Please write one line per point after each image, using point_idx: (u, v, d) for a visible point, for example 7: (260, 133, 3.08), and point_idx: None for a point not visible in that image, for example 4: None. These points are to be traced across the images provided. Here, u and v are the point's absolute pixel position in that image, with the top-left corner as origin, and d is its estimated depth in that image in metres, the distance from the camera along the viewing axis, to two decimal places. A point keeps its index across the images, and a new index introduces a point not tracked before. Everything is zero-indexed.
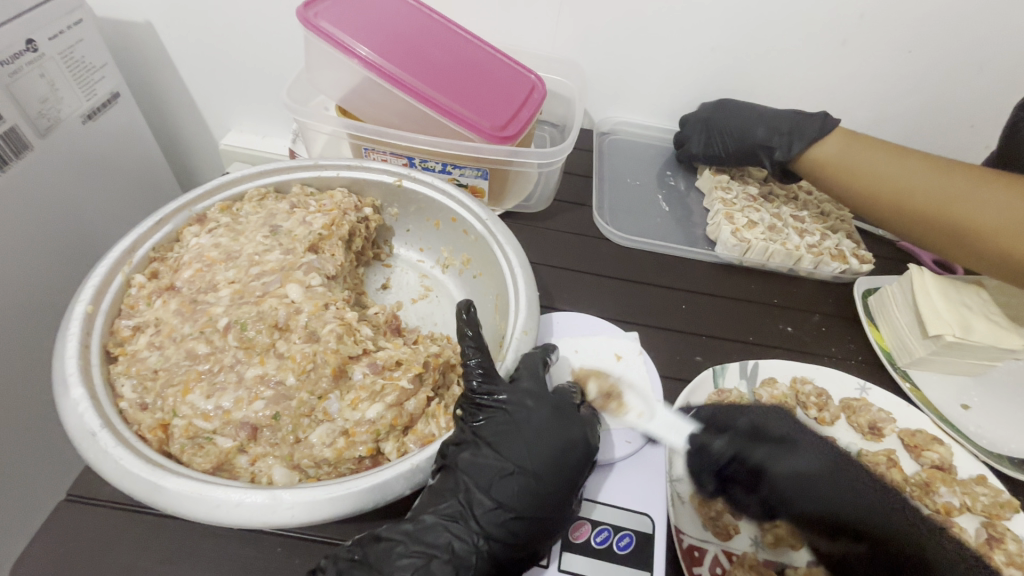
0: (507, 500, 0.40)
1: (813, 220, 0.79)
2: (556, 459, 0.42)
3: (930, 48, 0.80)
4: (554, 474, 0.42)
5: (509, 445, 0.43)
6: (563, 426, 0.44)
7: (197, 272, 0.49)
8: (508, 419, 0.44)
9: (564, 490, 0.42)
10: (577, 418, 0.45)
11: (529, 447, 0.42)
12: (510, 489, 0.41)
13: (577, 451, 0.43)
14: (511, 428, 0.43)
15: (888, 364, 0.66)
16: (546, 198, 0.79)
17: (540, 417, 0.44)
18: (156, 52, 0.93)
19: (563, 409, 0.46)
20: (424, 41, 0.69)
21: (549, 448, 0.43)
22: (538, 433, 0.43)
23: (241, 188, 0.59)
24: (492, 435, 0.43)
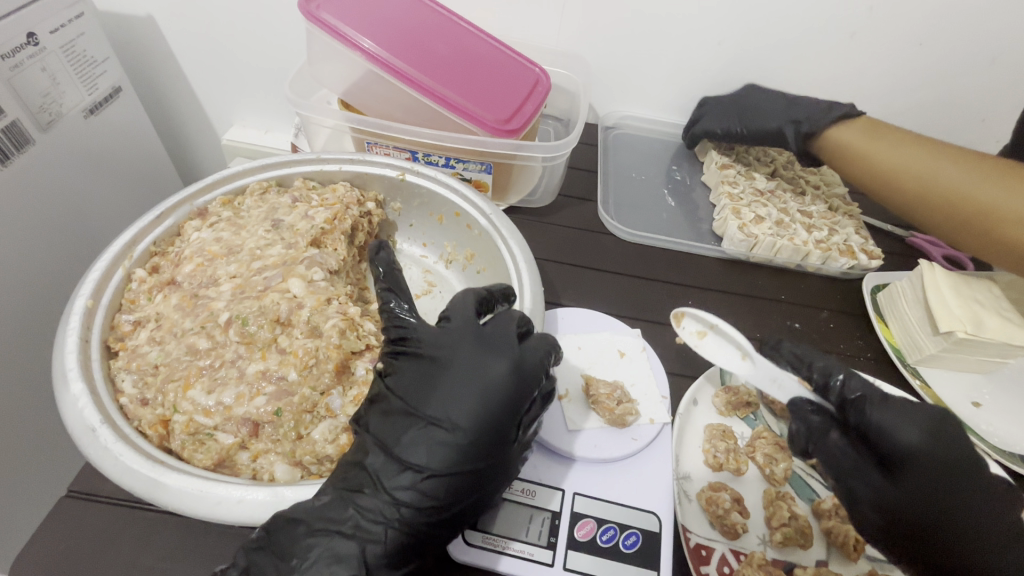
0: (413, 459, 0.37)
1: (821, 215, 0.78)
2: (469, 406, 0.38)
3: (942, 41, 0.79)
4: (465, 420, 0.38)
5: (420, 398, 0.39)
6: (482, 362, 0.40)
7: (198, 267, 0.49)
8: (426, 368, 0.41)
9: (478, 439, 0.38)
10: (505, 352, 0.41)
11: (438, 398, 0.39)
12: (419, 446, 0.37)
13: (497, 393, 0.39)
14: (423, 380, 0.40)
15: (898, 361, 0.65)
16: (550, 193, 0.78)
17: (456, 364, 0.41)
18: (157, 46, 0.93)
19: (486, 347, 0.42)
20: (428, 34, 0.68)
21: (462, 392, 0.39)
22: (449, 381, 0.40)
23: (242, 182, 0.58)
24: (405, 389, 0.40)
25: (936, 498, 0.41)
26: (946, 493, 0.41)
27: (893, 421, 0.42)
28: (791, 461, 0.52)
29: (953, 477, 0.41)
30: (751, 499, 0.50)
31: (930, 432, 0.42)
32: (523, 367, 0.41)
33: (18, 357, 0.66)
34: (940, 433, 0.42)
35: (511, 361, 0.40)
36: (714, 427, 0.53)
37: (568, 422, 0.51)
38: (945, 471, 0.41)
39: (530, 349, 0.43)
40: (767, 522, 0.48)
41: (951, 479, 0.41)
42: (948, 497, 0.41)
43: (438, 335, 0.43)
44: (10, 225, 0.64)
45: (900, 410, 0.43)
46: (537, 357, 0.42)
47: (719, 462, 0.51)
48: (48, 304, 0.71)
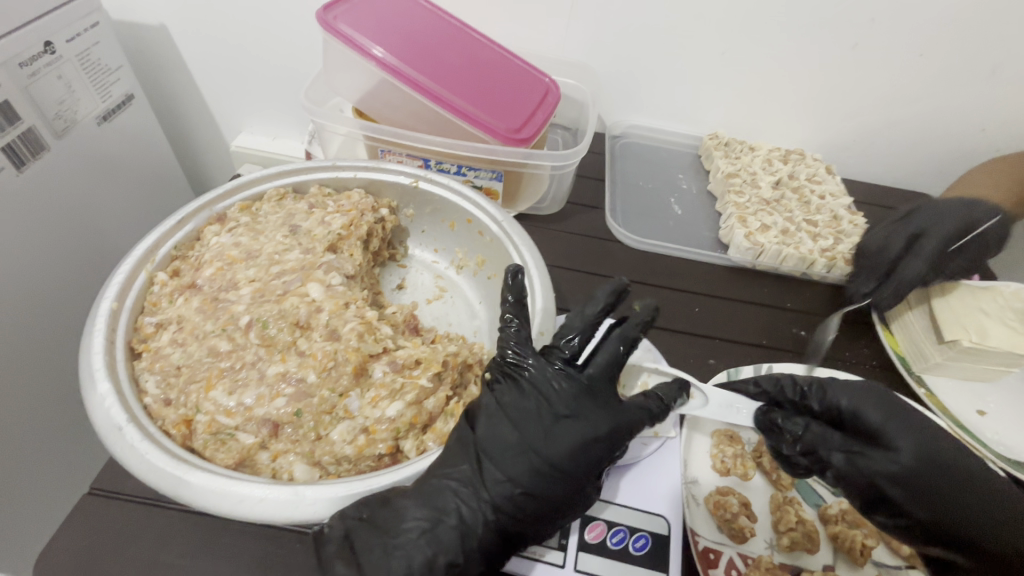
0: (516, 474, 0.40)
1: (825, 224, 0.80)
2: (574, 443, 0.41)
3: (941, 53, 0.80)
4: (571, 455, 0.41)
5: (531, 423, 0.42)
6: (588, 407, 0.43)
7: (218, 271, 0.50)
8: (531, 396, 0.43)
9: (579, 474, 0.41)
10: (610, 396, 0.44)
11: (548, 429, 0.42)
12: (521, 465, 0.41)
13: (600, 434, 0.42)
14: (535, 406, 0.43)
15: (903, 369, 0.65)
16: (559, 200, 0.79)
17: (566, 398, 0.43)
18: (170, 54, 0.94)
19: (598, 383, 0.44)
20: (441, 44, 0.70)
21: (574, 435, 0.42)
22: (560, 416, 0.42)
23: (260, 188, 0.60)
24: (514, 410, 0.43)
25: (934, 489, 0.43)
26: (935, 484, 0.43)
27: (858, 414, 0.47)
28: None
29: (942, 462, 0.44)
30: (758, 503, 0.51)
31: (909, 426, 0.45)
32: (626, 413, 0.44)
33: (35, 362, 0.68)
34: (908, 424, 0.45)
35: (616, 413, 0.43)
36: (722, 432, 0.54)
37: None
38: (925, 463, 0.44)
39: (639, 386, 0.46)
40: (774, 527, 0.49)
41: (941, 470, 0.44)
42: (934, 484, 0.43)
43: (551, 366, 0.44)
44: (29, 230, 0.66)
45: (888, 413, 0.46)
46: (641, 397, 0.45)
47: (726, 467, 0.52)
48: (64, 309, 0.73)
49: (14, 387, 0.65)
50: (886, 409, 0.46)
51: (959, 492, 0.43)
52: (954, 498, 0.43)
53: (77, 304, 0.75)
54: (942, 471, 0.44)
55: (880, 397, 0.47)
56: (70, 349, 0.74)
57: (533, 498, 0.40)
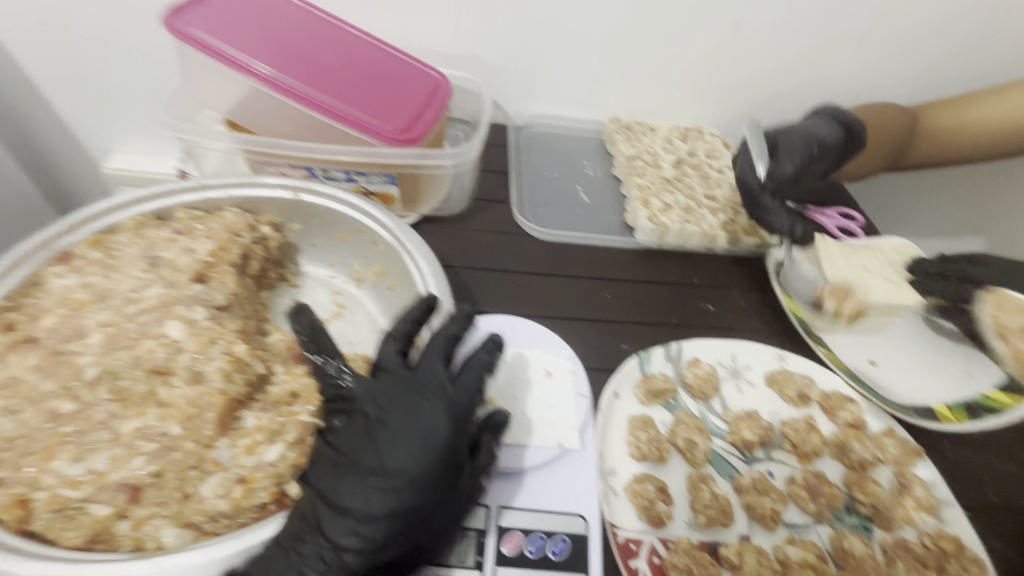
0: (354, 506, 0.37)
1: (724, 197, 0.82)
2: (415, 455, 0.38)
3: (813, 26, 0.85)
4: (426, 469, 0.38)
5: (363, 448, 0.39)
6: (418, 413, 0.40)
7: (62, 319, 0.44)
8: (366, 423, 0.40)
9: (439, 481, 0.38)
10: (437, 396, 0.41)
11: (381, 445, 0.39)
12: (360, 494, 0.37)
13: (440, 428, 0.40)
14: (367, 430, 0.40)
15: (803, 331, 0.67)
16: (464, 197, 0.76)
17: (395, 408, 0.40)
18: (10, 71, 0.83)
19: (433, 389, 0.42)
20: (314, 44, 0.65)
21: (420, 451, 0.39)
22: (392, 426, 0.39)
23: (113, 219, 0.53)
24: (345, 443, 0.39)
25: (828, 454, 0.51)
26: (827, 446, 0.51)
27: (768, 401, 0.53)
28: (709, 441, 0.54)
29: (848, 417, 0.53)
30: (675, 484, 0.51)
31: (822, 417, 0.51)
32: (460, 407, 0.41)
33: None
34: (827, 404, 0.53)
35: (446, 411, 0.40)
36: (636, 418, 0.54)
37: None
38: None
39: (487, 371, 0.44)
40: (691, 506, 0.49)
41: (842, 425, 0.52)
42: None
43: (373, 383, 0.42)
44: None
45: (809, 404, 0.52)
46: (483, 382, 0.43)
47: (642, 453, 0.52)
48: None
49: None
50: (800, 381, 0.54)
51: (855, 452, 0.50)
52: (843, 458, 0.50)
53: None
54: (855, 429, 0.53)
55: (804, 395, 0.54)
56: None
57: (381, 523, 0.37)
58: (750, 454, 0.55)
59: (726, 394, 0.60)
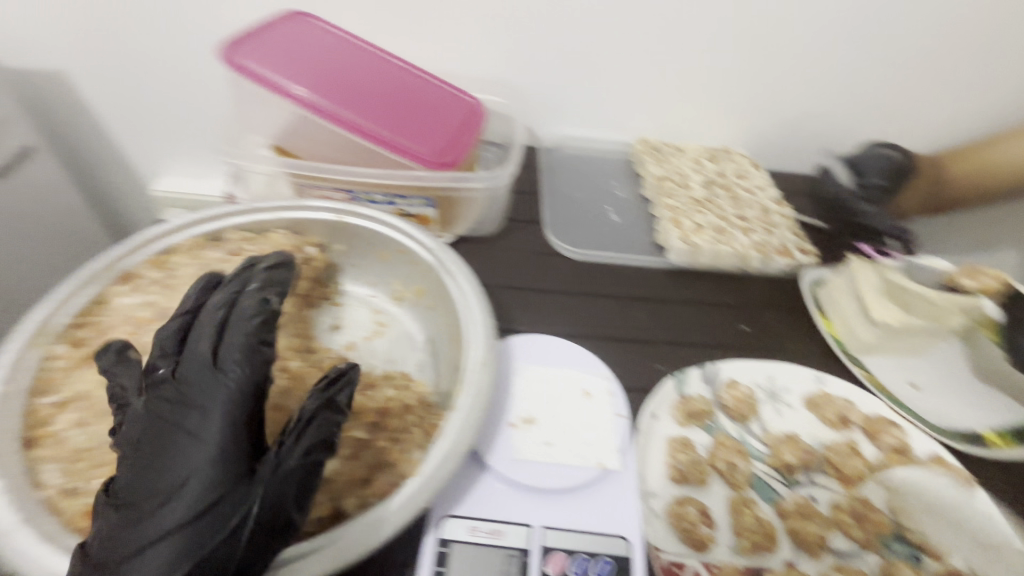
0: (194, 514, 0.35)
1: (757, 218, 0.83)
2: (192, 458, 0.37)
3: (842, 48, 0.85)
4: (211, 466, 0.37)
5: (140, 471, 0.37)
6: (179, 419, 0.38)
7: (129, 335, 0.47)
8: (141, 447, 0.38)
9: (224, 478, 0.37)
10: (183, 398, 0.39)
11: (149, 464, 0.37)
12: (188, 501, 0.36)
13: (214, 425, 0.38)
14: (143, 452, 0.38)
15: (840, 352, 0.68)
16: (495, 220, 0.78)
17: (166, 420, 0.39)
18: (73, 101, 0.90)
19: (196, 389, 0.39)
20: (357, 73, 0.68)
21: (190, 457, 0.37)
22: (159, 443, 0.38)
23: (170, 240, 0.55)
24: (126, 468, 0.37)
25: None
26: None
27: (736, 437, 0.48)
28: (749, 463, 0.54)
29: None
30: (717, 508, 0.51)
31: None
32: (218, 396, 0.39)
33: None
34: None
35: (202, 408, 0.38)
36: (675, 440, 0.54)
37: (521, 454, 0.49)
38: None
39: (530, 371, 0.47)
40: (734, 530, 0.49)
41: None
42: None
43: (142, 403, 0.40)
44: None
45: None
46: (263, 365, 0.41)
47: (682, 474, 0.51)
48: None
49: None
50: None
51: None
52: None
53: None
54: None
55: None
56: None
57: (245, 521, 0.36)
58: (792, 478, 0.54)
59: (765, 416, 0.59)
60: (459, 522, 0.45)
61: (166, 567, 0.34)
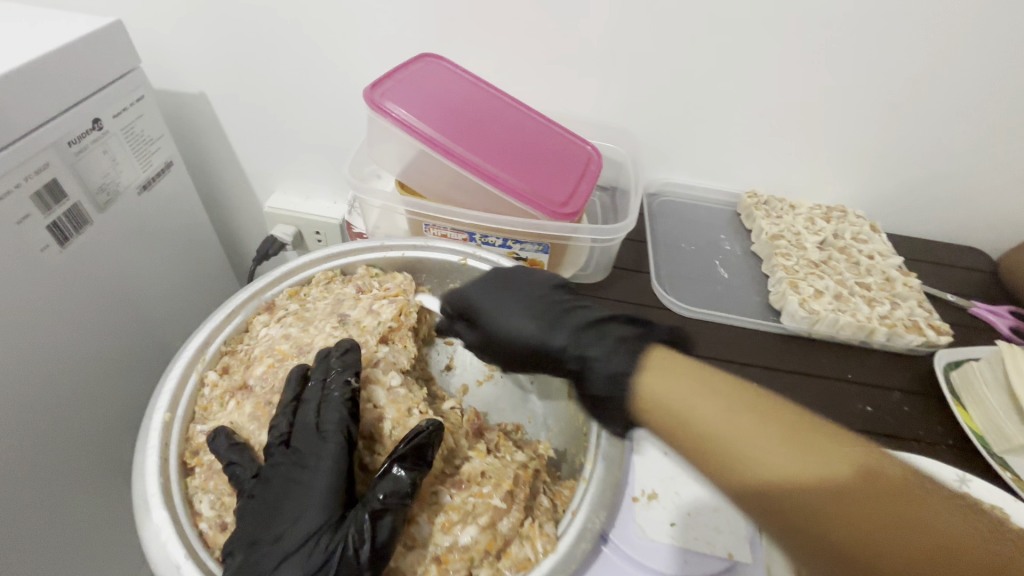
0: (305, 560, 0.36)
1: (879, 287, 0.78)
2: (306, 505, 0.39)
3: (986, 112, 0.80)
4: (321, 511, 0.38)
5: (262, 516, 0.39)
6: (299, 467, 0.41)
7: (269, 368, 0.48)
8: (262, 495, 0.40)
9: (329, 524, 0.38)
10: (303, 444, 0.42)
11: (269, 509, 0.39)
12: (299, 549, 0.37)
13: (325, 472, 0.40)
14: (262, 498, 0.39)
15: (984, 451, 0.61)
16: (602, 268, 0.77)
17: (284, 468, 0.41)
18: (207, 121, 0.97)
19: (307, 447, 0.41)
20: (484, 117, 0.69)
21: (307, 504, 0.39)
22: (278, 488, 0.40)
23: (307, 273, 0.58)
24: (249, 514, 0.39)
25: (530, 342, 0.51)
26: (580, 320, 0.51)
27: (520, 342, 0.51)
28: None
29: (528, 277, 0.55)
30: None
31: (517, 294, 0.54)
32: (328, 445, 0.41)
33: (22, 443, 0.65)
34: (493, 291, 0.55)
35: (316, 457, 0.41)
36: None
37: (641, 529, 0.47)
38: None
39: (500, 310, 0.53)
40: None
41: (516, 296, 0.54)
42: None
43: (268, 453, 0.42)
44: (31, 294, 0.65)
45: (492, 297, 0.54)
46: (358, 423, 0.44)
47: None
48: (69, 383, 0.72)
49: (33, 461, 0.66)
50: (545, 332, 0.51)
51: (562, 322, 0.51)
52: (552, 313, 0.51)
53: (83, 373, 0.74)
54: (542, 292, 0.54)
55: (485, 283, 0.55)
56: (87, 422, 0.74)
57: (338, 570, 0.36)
58: None
59: None
60: None
61: None
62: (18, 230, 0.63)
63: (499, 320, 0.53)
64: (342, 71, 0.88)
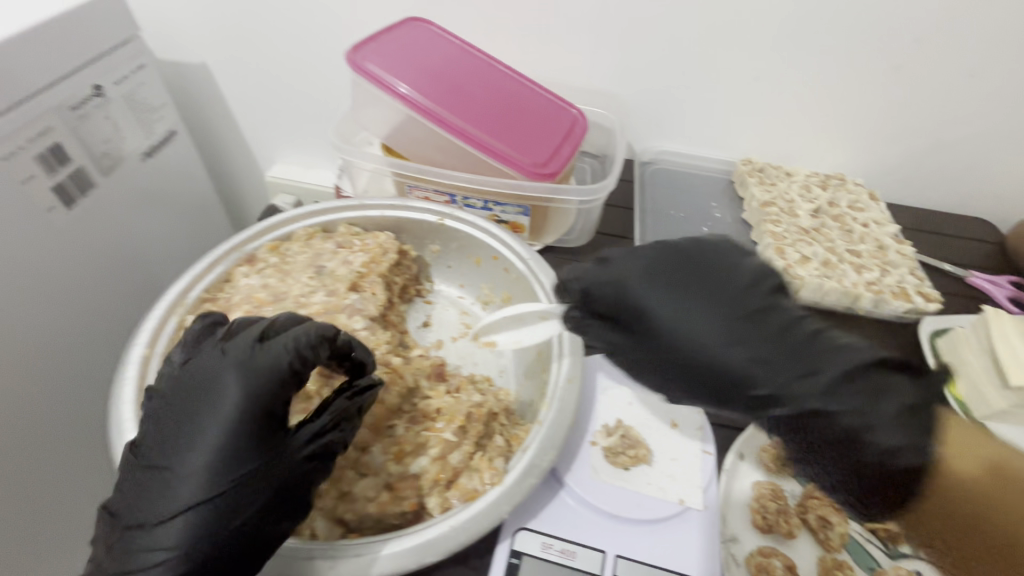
0: (168, 507, 0.37)
1: (870, 254, 0.76)
2: (196, 446, 0.38)
3: (994, 73, 0.76)
4: (203, 454, 0.38)
5: (164, 435, 0.39)
6: (213, 389, 0.39)
7: (246, 314, 0.51)
8: (183, 406, 0.40)
9: (214, 475, 0.37)
10: (218, 379, 0.40)
11: (167, 437, 0.39)
12: (155, 484, 0.38)
13: (220, 410, 0.38)
14: (175, 421, 0.39)
15: (963, 416, 0.61)
16: (588, 231, 0.77)
17: (192, 379, 0.41)
18: (210, 91, 1.00)
19: (207, 378, 0.40)
20: (468, 80, 0.70)
21: (191, 440, 0.38)
22: (184, 406, 0.39)
23: (290, 228, 0.60)
24: (156, 431, 0.40)
25: (719, 362, 0.43)
26: (747, 316, 0.43)
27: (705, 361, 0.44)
28: (847, 524, 0.49)
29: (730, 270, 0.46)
30: (804, 567, 0.47)
31: (693, 284, 0.46)
32: (255, 365, 0.39)
33: (27, 391, 0.70)
34: (666, 291, 0.46)
35: (231, 372, 0.39)
36: (763, 486, 0.50)
37: (595, 471, 0.49)
38: None
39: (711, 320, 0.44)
40: None
41: (710, 293, 0.45)
42: None
43: (215, 357, 0.41)
44: (38, 250, 0.70)
45: (670, 298, 0.45)
46: (241, 389, 0.39)
47: (768, 524, 0.48)
48: (71, 338, 0.76)
49: (39, 405, 0.72)
50: (708, 346, 0.43)
51: (768, 344, 0.43)
52: (726, 309, 0.44)
53: (87, 330, 0.79)
54: (730, 291, 0.45)
55: (651, 273, 0.47)
56: (88, 373, 0.79)
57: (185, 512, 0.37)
58: (894, 548, 0.50)
59: None
60: (531, 536, 0.45)
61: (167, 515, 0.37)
62: (24, 189, 0.67)
63: (681, 332, 0.44)
64: (335, 39, 0.89)
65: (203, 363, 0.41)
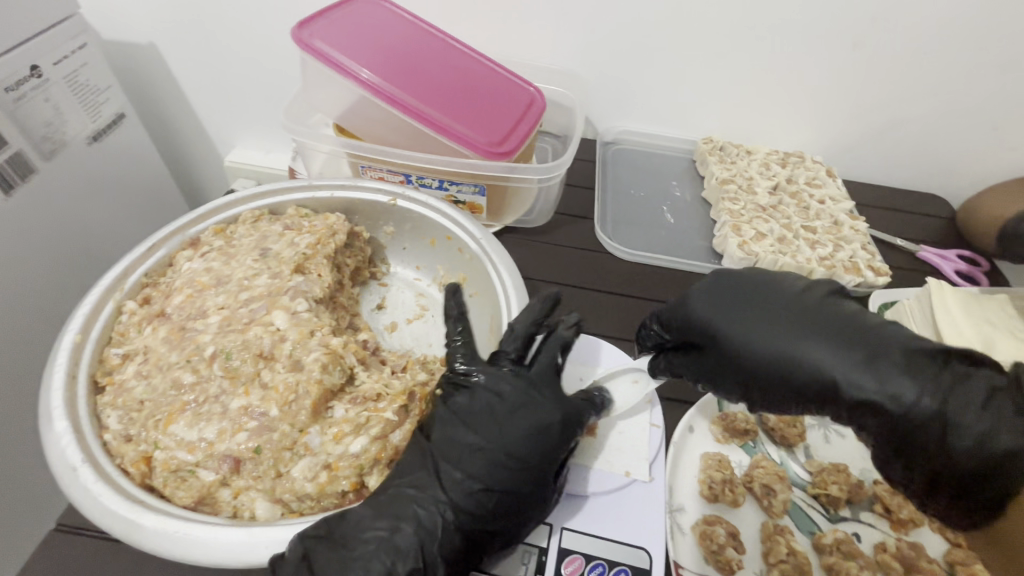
0: (470, 475, 0.42)
1: (825, 230, 0.77)
2: (529, 440, 0.43)
3: (946, 50, 0.77)
4: (537, 450, 0.43)
5: (482, 423, 0.44)
6: (542, 407, 0.45)
7: (187, 297, 0.50)
8: (488, 403, 0.45)
9: (532, 471, 0.43)
10: (556, 401, 0.46)
11: (491, 428, 0.44)
12: (474, 467, 0.42)
13: (554, 426, 0.45)
14: (487, 411, 0.45)
15: None
16: (547, 211, 0.78)
17: (510, 391, 0.46)
18: (160, 73, 0.96)
19: (511, 390, 0.46)
20: (422, 58, 0.68)
21: (502, 425, 0.44)
22: (509, 412, 0.44)
23: (233, 212, 0.59)
24: (466, 414, 0.45)
25: (810, 373, 0.41)
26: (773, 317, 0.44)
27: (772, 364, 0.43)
28: (790, 491, 0.50)
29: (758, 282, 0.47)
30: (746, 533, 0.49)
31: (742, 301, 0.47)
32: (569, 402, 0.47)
33: None
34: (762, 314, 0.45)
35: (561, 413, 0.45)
36: (710, 457, 0.51)
37: None
38: None
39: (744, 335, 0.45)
40: (764, 557, 0.47)
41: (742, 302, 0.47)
42: None
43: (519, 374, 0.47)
44: None
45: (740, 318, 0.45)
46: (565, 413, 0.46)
47: (713, 493, 0.49)
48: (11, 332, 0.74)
49: None
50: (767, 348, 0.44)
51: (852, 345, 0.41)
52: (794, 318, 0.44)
53: (32, 321, 0.77)
54: (828, 312, 0.43)
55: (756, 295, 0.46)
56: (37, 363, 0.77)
57: (491, 492, 0.42)
58: (835, 512, 0.51)
59: (811, 441, 0.56)
60: None
61: (465, 495, 0.41)
62: None
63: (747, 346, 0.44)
64: (289, 16, 0.86)
65: (508, 375, 0.47)
